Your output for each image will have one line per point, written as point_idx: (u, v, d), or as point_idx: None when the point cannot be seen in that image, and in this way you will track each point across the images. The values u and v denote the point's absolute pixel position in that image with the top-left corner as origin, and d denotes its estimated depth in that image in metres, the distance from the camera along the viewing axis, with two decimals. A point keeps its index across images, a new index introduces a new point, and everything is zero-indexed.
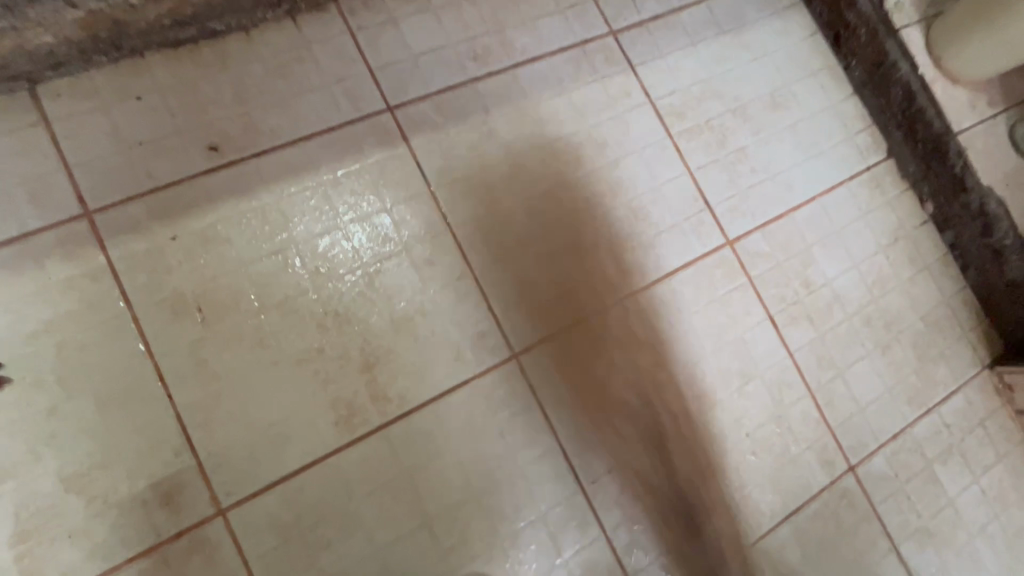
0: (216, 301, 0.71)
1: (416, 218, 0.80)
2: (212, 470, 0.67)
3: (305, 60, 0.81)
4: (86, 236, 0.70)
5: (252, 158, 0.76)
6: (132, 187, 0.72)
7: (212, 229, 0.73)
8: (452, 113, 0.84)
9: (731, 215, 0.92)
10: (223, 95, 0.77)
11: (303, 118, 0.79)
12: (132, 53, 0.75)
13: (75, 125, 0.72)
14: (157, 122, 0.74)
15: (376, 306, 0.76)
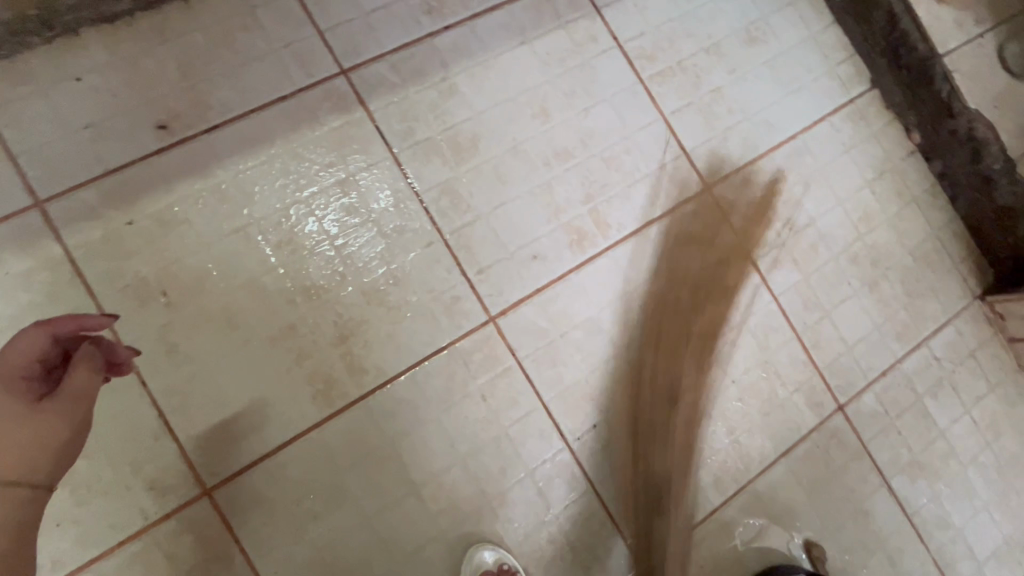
0: (181, 284, 0.70)
1: (381, 186, 0.77)
2: (194, 452, 0.67)
3: (250, 26, 0.76)
4: (39, 226, 0.68)
5: (203, 134, 0.73)
6: (81, 172, 0.70)
7: (169, 211, 0.71)
8: (410, 73, 0.81)
9: (709, 160, 0.89)
10: (167, 69, 0.74)
11: (253, 88, 0.75)
12: (66, 32, 0.71)
13: (15, 112, 0.69)
14: (100, 102, 0.71)
15: (346, 278, 0.74)
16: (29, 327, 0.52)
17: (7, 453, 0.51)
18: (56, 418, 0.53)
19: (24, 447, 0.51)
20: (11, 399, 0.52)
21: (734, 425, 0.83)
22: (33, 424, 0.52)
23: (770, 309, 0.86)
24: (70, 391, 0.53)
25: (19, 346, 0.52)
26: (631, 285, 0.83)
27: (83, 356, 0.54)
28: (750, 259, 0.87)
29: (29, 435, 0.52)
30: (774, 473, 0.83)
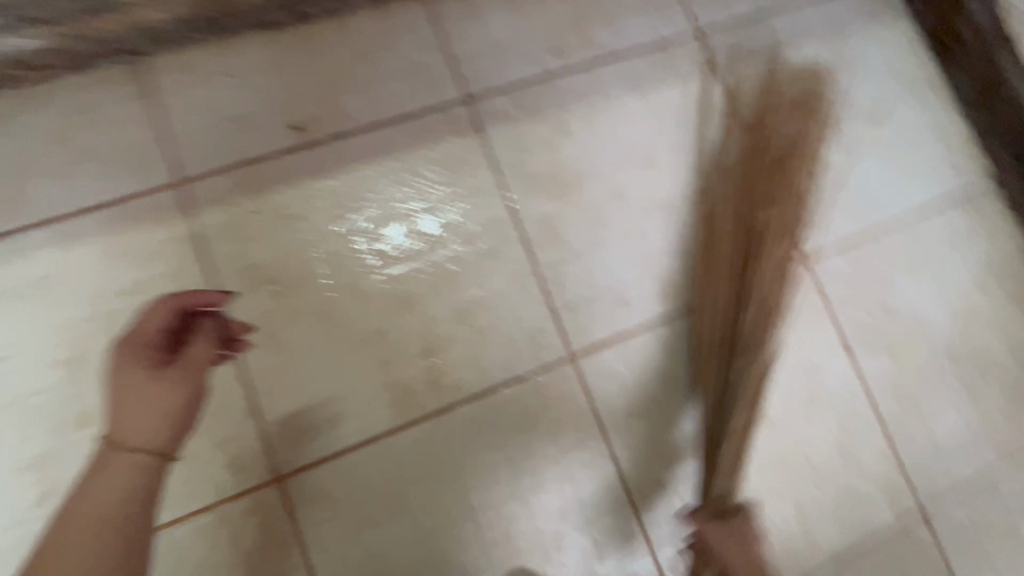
0: (288, 275, 0.74)
1: (484, 210, 0.80)
2: (272, 437, 0.70)
3: (388, 46, 0.82)
4: (177, 203, 0.74)
5: (332, 139, 0.78)
6: (221, 159, 0.75)
7: (290, 205, 0.76)
8: (527, 107, 0.84)
9: (810, 231, 0.87)
10: (310, 77, 0.79)
11: (383, 103, 0.80)
12: (230, 33, 0.78)
13: (174, 98, 0.76)
14: (247, 99, 0.78)
15: (439, 294, 0.76)
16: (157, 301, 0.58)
17: (132, 413, 0.54)
18: (177, 382, 0.56)
19: (149, 410, 0.54)
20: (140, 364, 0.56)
21: (804, 510, 0.78)
22: (157, 387, 0.56)
23: (857, 394, 0.83)
24: (189, 358, 0.58)
25: (145, 316, 0.57)
26: None
27: (201, 328, 0.60)
28: (840, 339, 0.84)
29: (151, 396, 0.55)
30: (840, 568, 0.78)
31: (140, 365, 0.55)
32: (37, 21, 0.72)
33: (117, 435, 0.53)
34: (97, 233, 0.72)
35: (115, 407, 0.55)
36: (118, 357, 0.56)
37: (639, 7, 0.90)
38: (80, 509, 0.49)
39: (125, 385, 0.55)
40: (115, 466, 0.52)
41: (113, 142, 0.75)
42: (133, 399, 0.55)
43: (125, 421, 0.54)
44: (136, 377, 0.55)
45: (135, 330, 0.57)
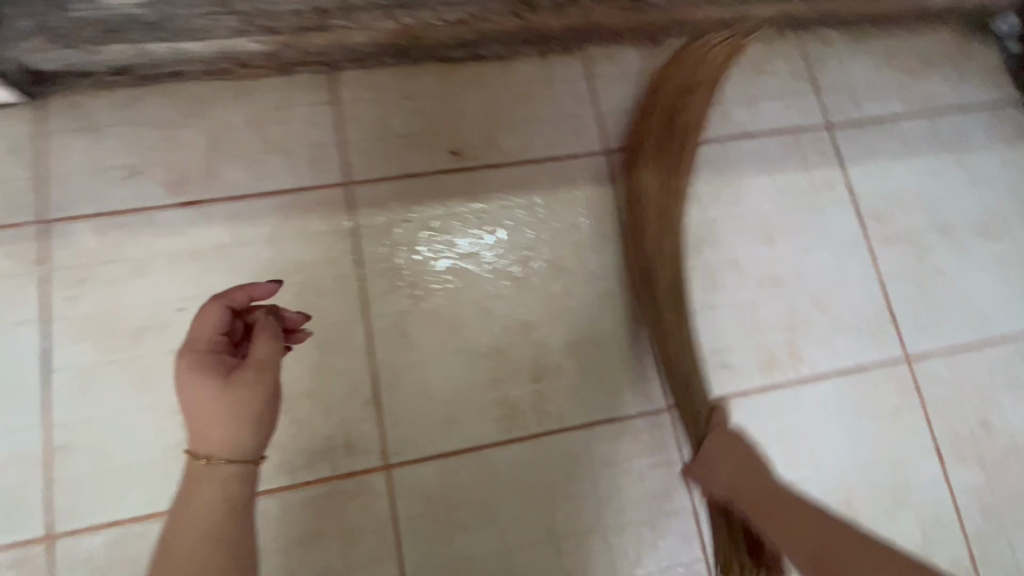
0: (426, 283, 0.81)
1: (608, 255, 0.86)
2: (388, 427, 0.76)
3: (546, 94, 0.89)
4: (342, 201, 0.82)
5: (483, 168, 0.86)
6: (386, 169, 0.84)
7: (438, 220, 0.83)
8: (661, 169, 0.90)
9: (915, 332, 0.89)
10: (474, 110, 0.87)
11: (533, 144, 0.88)
12: (412, 61, 0.87)
13: (355, 109, 0.85)
14: (416, 120, 0.86)
15: (556, 325, 0.82)
16: (208, 306, 0.60)
17: (212, 425, 0.57)
18: (246, 388, 0.57)
19: (228, 419, 0.57)
20: (208, 374, 0.58)
21: None
22: (228, 396, 0.57)
23: (943, 503, 0.83)
24: (254, 361, 0.58)
25: (203, 325, 0.60)
26: (809, 426, 0.83)
27: (259, 328, 0.60)
28: (934, 444, 0.85)
29: (223, 407, 0.57)
30: None
31: (210, 376, 0.57)
32: (258, 25, 0.79)
33: (203, 449, 0.57)
34: (269, 216, 0.81)
35: (192, 422, 0.57)
36: (184, 373, 0.58)
37: (777, 94, 0.96)
38: (190, 525, 0.55)
39: (198, 399, 0.57)
40: (207, 480, 0.56)
41: (297, 138, 0.83)
42: (207, 411, 0.57)
43: (206, 435, 0.57)
44: (206, 389, 0.57)
45: (194, 343, 0.59)
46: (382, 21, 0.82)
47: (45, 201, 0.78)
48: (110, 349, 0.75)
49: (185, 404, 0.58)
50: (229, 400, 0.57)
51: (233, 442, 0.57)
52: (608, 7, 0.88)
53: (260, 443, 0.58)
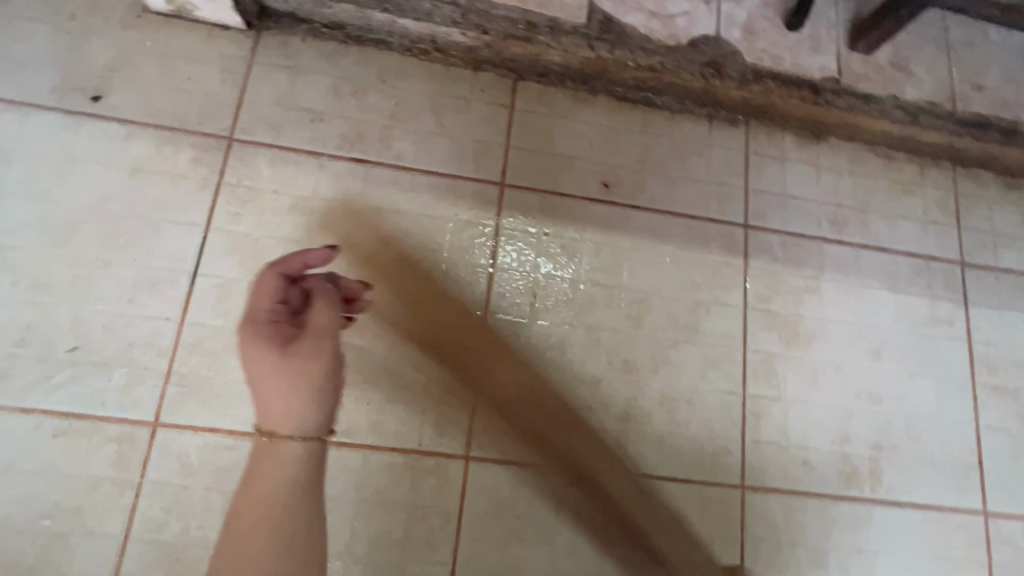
0: (547, 297, 0.84)
1: (721, 324, 0.87)
2: (477, 421, 0.79)
3: (703, 155, 0.92)
4: (492, 199, 0.86)
5: (628, 207, 0.89)
6: (539, 181, 0.88)
7: (573, 243, 0.87)
8: (792, 256, 0.91)
9: (998, 489, 0.87)
10: (633, 151, 0.91)
11: (679, 198, 0.91)
12: (589, 91, 0.91)
13: (527, 119, 0.89)
14: (579, 144, 0.90)
15: (656, 374, 0.83)
16: (264, 272, 0.61)
17: (272, 397, 0.60)
18: (307, 357, 0.60)
19: (287, 390, 0.59)
20: (268, 343, 0.60)
21: None
22: (289, 366, 0.59)
23: None
24: (314, 331, 0.61)
25: (260, 294, 0.62)
26: (871, 547, 0.83)
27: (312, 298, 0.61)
28: None
29: (280, 378, 0.59)
30: None
31: (267, 346, 0.60)
32: (472, 22, 0.86)
33: (267, 421, 0.60)
34: (425, 192, 0.85)
35: (255, 392, 0.61)
36: (246, 343, 0.60)
37: (920, 218, 0.96)
38: (254, 500, 0.58)
39: (258, 369, 0.60)
40: (272, 452, 0.60)
41: (468, 129, 0.88)
42: (268, 381, 0.60)
43: (267, 407, 0.60)
44: (267, 358, 0.60)
45: (252, 312, 0.62)
46: (582, 49, 0.88)
47: (237, 120, 0.84)
48: (253, 269, 0.79)
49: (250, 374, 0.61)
50: (291, 371, 0.59)
51: (296, 412, 0.59)
52: (788, 94, 0.92)
53: (319, 415, 0.60)
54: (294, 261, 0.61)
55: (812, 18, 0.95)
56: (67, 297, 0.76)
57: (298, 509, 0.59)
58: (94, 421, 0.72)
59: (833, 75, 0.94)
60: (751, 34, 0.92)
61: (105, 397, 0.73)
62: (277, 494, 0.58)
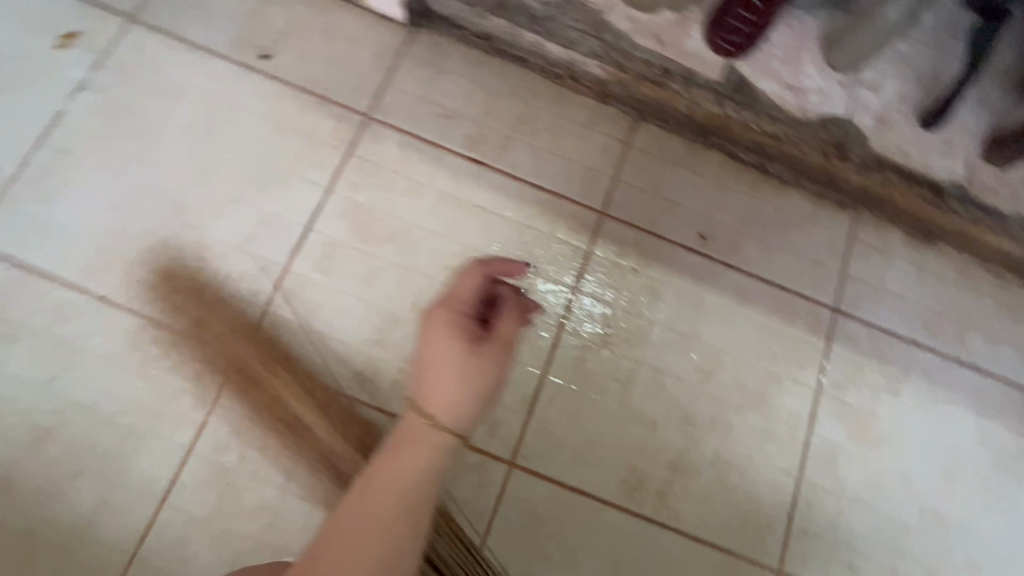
0: (623, 330, 0.85)
1: (790, 400, 0.85)
2: (529, 432, 0.80)
3: (806, 230, 0.92)
4: (590, 224, 0.89)
5: (720, 263, 0.90)
6: (639, 218, 0.90)
7: (658, 285, 0.88)
8: (877, 351, 0.89)
9: None
10: (737, 211, 0.92)
11: (773, 266, 0.90)
12: (707, 143, 0.93)
13: (640, 157, 0.92)
14: (685, 192, 0.92)
15: (713, 433, 0.82)
16: (472, 264, 0.58)
17: (444, 391, 0.54)
18: (491, 360, 0.55)
19: (463, 389, 0.54)
20: (458, 335, 0.55)
21: None
22: (473, 363, 0.54)
23: None
24: (502, 338, 0.57)
25: (456, 283, 0.58)
26: None
27: (507, 303, 0.57)
28: None
29: (461, 376, 0.54)
30: None
31: (457, 339, 0.55)
32: (611, 58, 0.90)
33: (426, 412, 0.53)
34: (530, 204, 0.89)
35: (422, 381, 0.55)
36: (431, 330, 0.56)
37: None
38: (391, 489, 0.50)
39: (437, 358, 0.55)
40: (418, 441, 0.53)
41: (583, 156, 0.92)
42: (445, 374, 0.54)
43: (433, 400, 0.54)
44: (451, 348, 0.55)
45: (442, 299, 0.57)
46: (710, 104, 0.90)
47: (377, 102, 0.91)
48: (359, 236, 0.84)
49: (422, 357, 0.55)
50: (475, 369, 0.55)
51: (462, 411, 0.54)
52: (907, 189, 0.91)
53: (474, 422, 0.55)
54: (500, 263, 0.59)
55: (957, 121, 0.93)
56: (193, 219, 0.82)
57: (425, 516, 0.52)
58: (189, 337, 0.78)
59: (960, 181, 0.92)
60: (883, 124, 0.91)
61: (204, 319, 0.79)
62: (418, 486, 0.51)
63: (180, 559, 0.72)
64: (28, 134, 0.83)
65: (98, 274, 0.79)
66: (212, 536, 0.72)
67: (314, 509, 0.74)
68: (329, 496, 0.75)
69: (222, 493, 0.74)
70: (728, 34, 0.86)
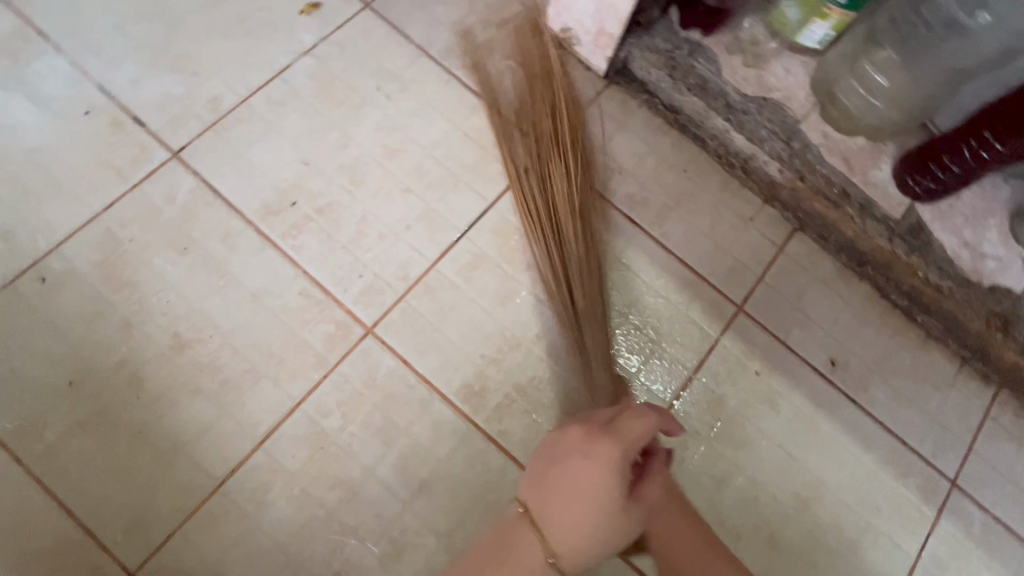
0: (729, 429, 0.84)
1: (882, 561, 0.80)
2: None
3: (942, 392, 0.88)
4: (725, 316, 0.89)
5: (844, 395, 0.87)
6: (774, 325, 0.89)
7: (776, 396, 0.86)
8: (987, 542, 0.82)
9: None
10: (874, 349, 0.89)
11: (898, 416, 0.86)
12: (861, 273, 0.92)
13: (790, 266, 0.92)
14: (826, 314, 0.90)
15: (792, 565, 0.79)
16: (641, 426, 0.64)
17: (586, 527, 0.63)
18: (624, 519, 0.65)
19: (601, 531, 0.64)
20: (611, 492, 0.63)
21: None
22: (612, 519, 0.64)
23: None
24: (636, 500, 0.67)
25: (634, 433, 0.64)
26: None
27: (654, 471, 0.69)
28: None
29: (606, 522, 0.64)
30: None
31: (613, 491, 0.63)
32: (795, 165, 0.90)
33: (560, 545, 0.63)
34: (671, 277, 0.90)
35: (570, 510, 0.63)
36: (599, 470, 0.62)
37: None
38: None
39: (594, 499, 0.63)
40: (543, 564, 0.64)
41: (735, 248, 0.92)
42: (587, 519, 0.63)
43: (573, 531, 0.63)
44: (601, 501, 0.63)
45: (617, 441, 0.63)
46: (880, 237, 0.88)
47: None
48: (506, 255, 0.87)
49: (572, 495, 0.63)
50: (612, 524, 0.64)
51: (588, 553, 0.64)
52: None
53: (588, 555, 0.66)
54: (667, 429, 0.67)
55: None
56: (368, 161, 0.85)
57: None
58: (331, 300, 0.82)
59: None
60: None
61: (348, 288, 0.83)
62: None
63: (258, 504, 0.73)
64: (251, 78, 0.92)
65: (271, 217, 0.85)
66: (293, 493, 0.74)
67: (391, 501, 0.75)
68: (409, 494, 0.76)
69: (315, 455, 0.76)
70: (924, 178, 0.85)
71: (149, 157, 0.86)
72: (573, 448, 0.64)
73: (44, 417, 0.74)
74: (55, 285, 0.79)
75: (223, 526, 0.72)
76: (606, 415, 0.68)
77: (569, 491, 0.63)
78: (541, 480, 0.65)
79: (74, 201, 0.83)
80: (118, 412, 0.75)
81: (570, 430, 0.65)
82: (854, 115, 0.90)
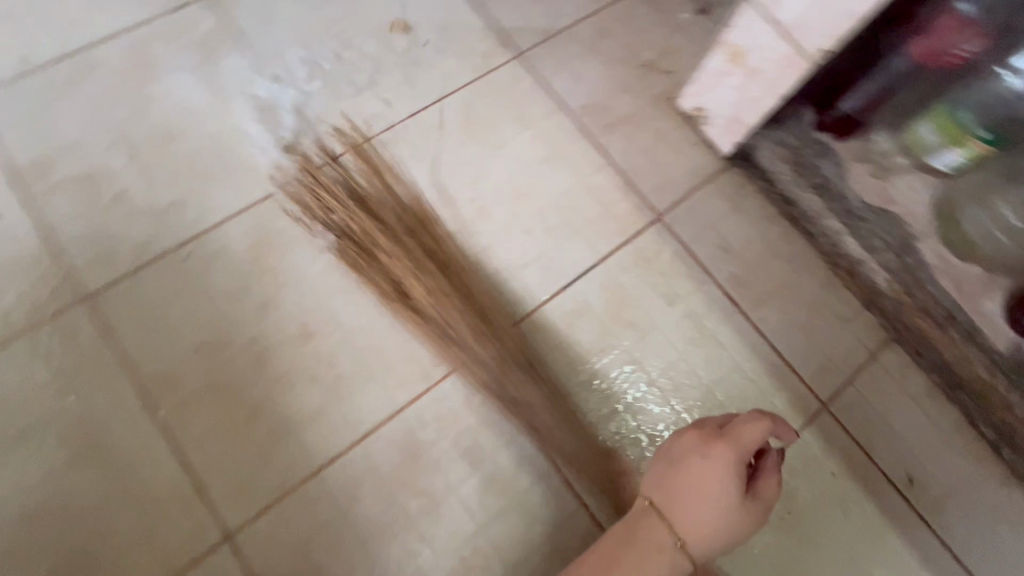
0: (796, 523, 0.85)
1: None
2: None
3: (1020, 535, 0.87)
4: (809, 410, 0.91)
5: (918, 515, 0.87)
6: (857, 429, 0.90)
7: (847, 501, 0.87)
8: None
9: None
10: (955, 475, 0.89)
11: (971, 549, 0.86)
12: (951, 397, 0.92)
13: (882, 375, 0.93)
14: (911, 430, 0.91)
15: None
16: (760, 421, 0.64)
17: (709, 525, 0.62)
18: (747, 512, 0.64)
19: (724, 530, 0.63)
20: (732, 483, 0.63)
21: None
22: (734, 512, 0.63)
23: None
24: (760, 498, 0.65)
25: (750, 434, 0.63)
26: None
27: (775, 468, 0.66)
28: None
29: (729, 520, 0.63)
30: None
31: (735, 482, 0.63)
32: (903, 279, 0.95)
33: (685, 532, 0.63)
34: (762, 362, 0.93)
35: (691, 508, 0.63)
36: (717, 470, 0.63)
37: None
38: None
39: (715, 499, 0.63)
40: (668, 552, 0.63)
41: (829, 345, 0.94)
42: (709, 507, 0.63)
43: (698, 523, 0.63)
44: (723, 491, 0.63)
45: (733, 441, 0.63)
46: (977, 364, 0.92)
47: (673, 209, 1.00)
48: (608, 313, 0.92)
49: (693, 483, 0.63)
50: (733, 515, 0.63)
51: (710, 544, 0.63)
52: None
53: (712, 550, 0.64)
54: (782, 435, 0.66)
55: None
56: (411, 204, 0.91)
57: None
58: None
59: None
60: None
61: None
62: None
63: (349, 496, 0.79)
64: (407, 104, 1.01)
65: None
66: (382, 493, 0.80)
67: (467, 521, 0.80)
68: (485, 517, 0.81)
69: (406, 462, 0.81)
70: None
71: (307, 159, 0.95)
72: (689, 449, 0.65)
73: (178, 374, 0.82)
74: (211, 258, 0.88)
75: (316, 509, 0.79)
76: (718, 418, 0.68)
77: (690, 480, 0.64)
78: (659, 479, 0.66)
79: (238, 187, 0.92)
80: (242, 384, 0.83)
81: (685, 433, 0.66)
82: (973, 243, 0.93)
